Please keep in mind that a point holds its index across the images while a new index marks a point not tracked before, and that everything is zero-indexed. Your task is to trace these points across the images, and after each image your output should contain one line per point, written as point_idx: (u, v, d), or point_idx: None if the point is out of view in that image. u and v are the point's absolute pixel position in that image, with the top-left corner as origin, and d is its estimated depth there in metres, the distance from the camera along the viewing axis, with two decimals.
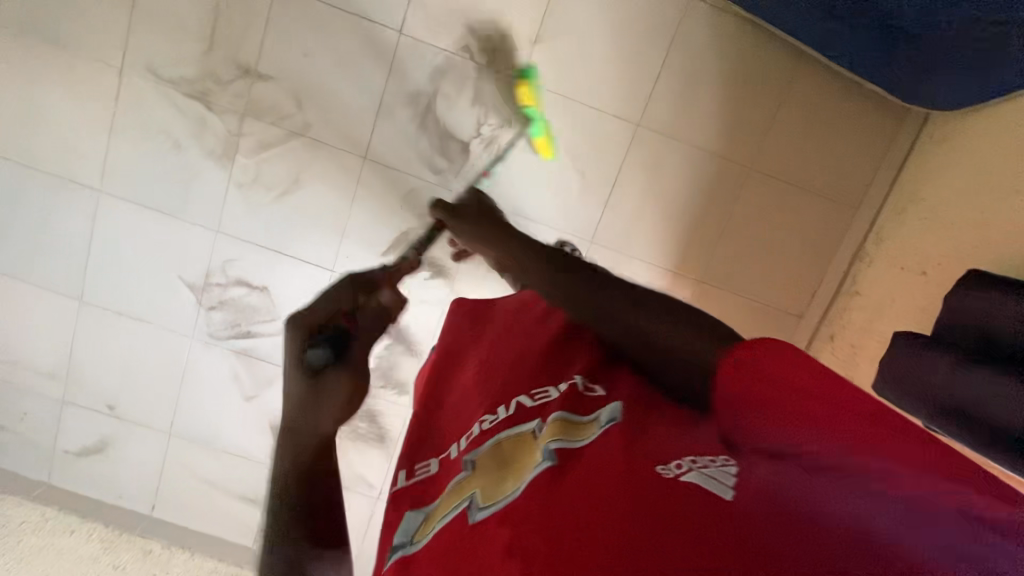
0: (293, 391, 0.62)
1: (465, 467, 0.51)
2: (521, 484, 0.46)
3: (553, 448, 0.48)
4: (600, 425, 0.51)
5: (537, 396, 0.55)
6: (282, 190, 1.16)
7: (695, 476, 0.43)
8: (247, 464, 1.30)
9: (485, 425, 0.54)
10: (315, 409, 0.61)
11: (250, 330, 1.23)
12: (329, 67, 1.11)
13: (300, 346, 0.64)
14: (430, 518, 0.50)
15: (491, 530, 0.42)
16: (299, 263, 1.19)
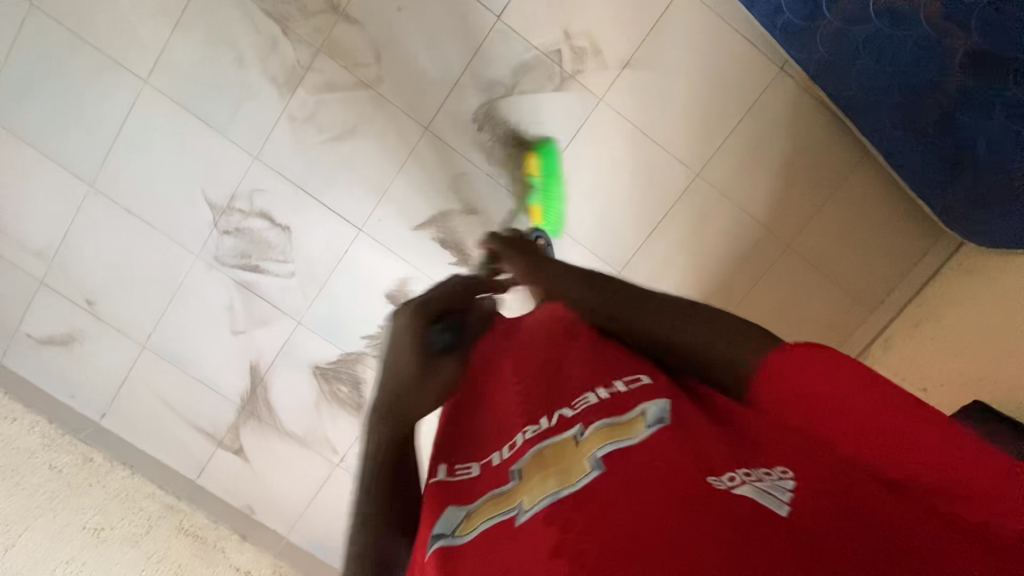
0: (411, 366, 0.68)
1: (511, 477, 0.52)
2: (567, 488, 0.48)
3: (600, 457, 0.49)
4: (647, 423, 0.52)
5: (578, 405, 0.56)
6: (333, 137, 1.13)
7: (749, 489, 0.43)
8: (214, 398, 1.25)
9: (528, 435, 0.55)
10: (420, 388, 0.67)
11: (258, 266, 1.19)
12: (417, 30, 1.08)
13: (422, 329, 0.72)
14: (473, 517, 0.51)
15: (538, 527, 0.45)
16: (329, 212, 1.16)
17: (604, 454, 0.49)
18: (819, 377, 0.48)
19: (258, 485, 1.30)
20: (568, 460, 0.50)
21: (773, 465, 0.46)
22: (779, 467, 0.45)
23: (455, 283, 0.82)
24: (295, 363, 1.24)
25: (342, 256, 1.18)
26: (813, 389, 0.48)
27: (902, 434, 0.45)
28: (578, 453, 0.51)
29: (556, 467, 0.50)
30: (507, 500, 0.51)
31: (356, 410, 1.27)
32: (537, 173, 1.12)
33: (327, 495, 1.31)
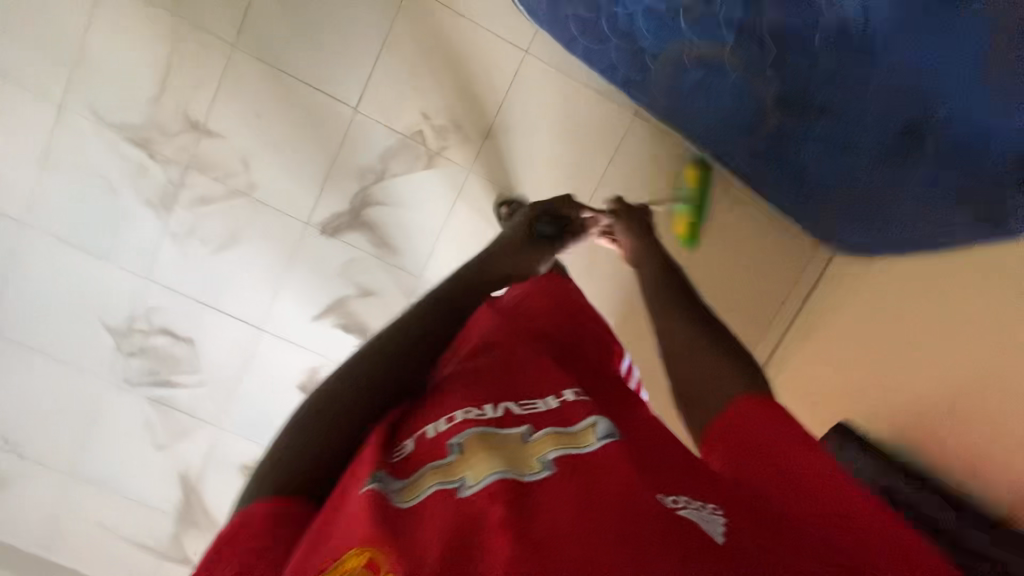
0: (503, 235, 0.85)
1: (451, 449, 0.46)
2: (518, 480, 0.42)
3: (555, 459, 0.45)
4: (598, 436, 0.47)
5: (529, 406, 0.51)
6: (218, 246, 1.15)
7: (691, 513, 0.41)
8: (149, 513, 1.26)
9: (466, 415, 0.49)
10: (498, 258, 0.81)
11: (169, 380, 1.20)
12: (280, 133, 1.11)
13: (532, 216, 0.87)
14: (415, 485, 0.44)
15: (483, 505, 0.40)
16: (226, 317, 1.18)
17: (557, 456, 0.45)
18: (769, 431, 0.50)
19: None
20: (518, 455, 0.45)
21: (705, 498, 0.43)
22: (713, 502, 0.43)
23: (561, 203, 0.90)
24: (223, 466, 1.25)
25: (249, 357, 1.21)
26: (761, 446, 0.49)
27: (825, 501, 0.44)
28: (526, 452, 0.46)
29: (509, 458, 0.45)
30: (447, 473, 0.44)
31: None
32: None
33: None
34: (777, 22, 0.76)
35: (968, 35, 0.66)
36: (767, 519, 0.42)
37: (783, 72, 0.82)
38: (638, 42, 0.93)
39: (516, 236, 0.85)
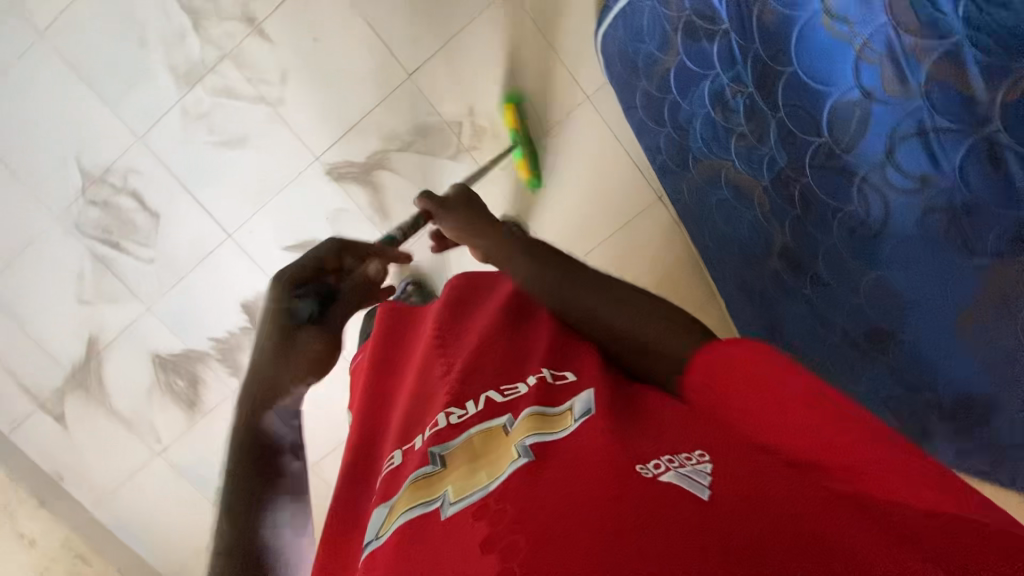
0: (267, 346, 0.74)
1: (431, 460, 0.57)
2: (496, 478, 0.51)
3: (530, 445, 0.53)
4: (574, 417, 0.56)
5: (508, 393, 0.62)
6: (222, 141, 1.13)
7: (672, 476, 0.46)
8: (45, 360, 1.23)
9: (453, 419, 0.60)
10: (282, 361, 0.73)
11: (118, 244, 1.17)
12: (329, 64, 1.10)
13: (286, 298, 0.77)
14: (391, 513, 0.55)
15: (469, 523, 0.47)
16: (201, 209, 1.16)
17: (533, 442, 0.53)
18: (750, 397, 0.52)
19: (72, 453, 1.29)
20: (496, 452, 0.55)
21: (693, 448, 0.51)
22: (697, 451, 0.50)
23: (327, 250, 0.81)
24: (136, 346, 1.23)
25: (206, 256, 1.19)
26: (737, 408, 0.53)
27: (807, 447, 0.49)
28: (505, 443, 0.55)
29: (485, 459, 0.55)
30: (435, 483, 0.54)
31: (188, 405, 1.27)
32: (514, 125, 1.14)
33: (141, 479, 1.31)
34: (811, 189, 0.77)
35: (966, 283, 0.65)
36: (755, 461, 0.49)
37: (800, 232, 0.84)
38: (688, 144, 0.98)
39: (269, 344, 0.74)
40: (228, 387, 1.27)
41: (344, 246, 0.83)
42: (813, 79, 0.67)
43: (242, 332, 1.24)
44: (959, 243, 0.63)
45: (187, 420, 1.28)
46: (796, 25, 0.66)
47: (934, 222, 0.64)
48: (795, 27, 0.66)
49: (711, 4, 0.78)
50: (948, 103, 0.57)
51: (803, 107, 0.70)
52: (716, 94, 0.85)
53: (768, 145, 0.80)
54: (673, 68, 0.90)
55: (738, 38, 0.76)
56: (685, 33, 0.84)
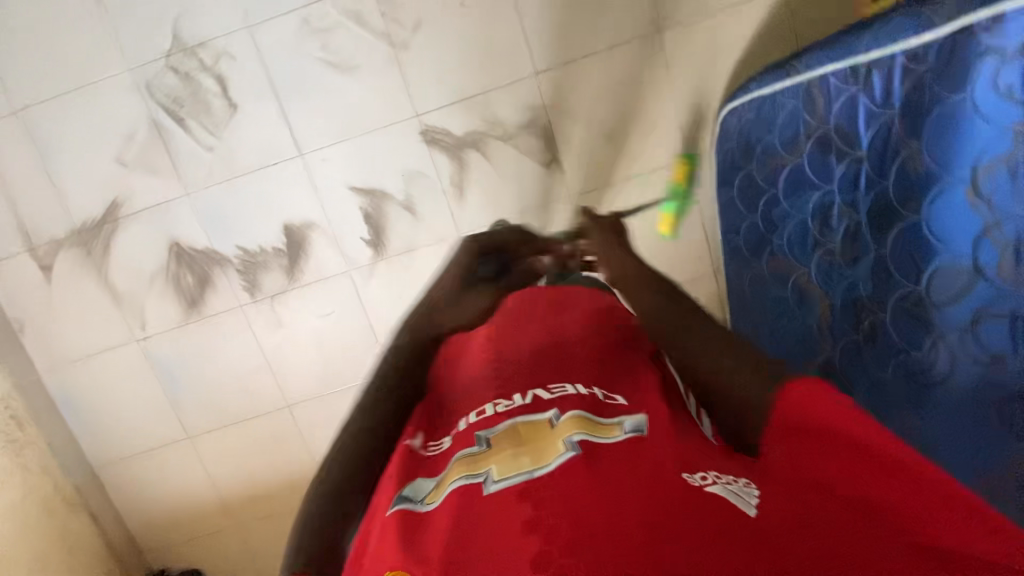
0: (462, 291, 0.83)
1: (478, 441, 0.50)
2: (541, 468, 0.44)
3: (579, 441, 0.46)
4: (623, 430, 0.49)
5: (556, 391, 0.55)
6: (332, 63, 1.10)
7: (719, 489, 0.41)
8: (56, 205, 1.14)
9: (500, 408, 0.54)
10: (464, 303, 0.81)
11: (184, 121, 1.11)
12: (464, 32, 1.09)
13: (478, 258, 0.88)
14: (443, 483, 0.48)
15: (510, 501, 0.42)
16: (281, 118, 1.12)
17: (582, 441, 0.46)
18: (820, 416, 0.44)
19: (43, 307, 1.20)
20: (542, 442, 0.48)
21: (739, 474, 0.44)
22: (746, 478, 0.44)
23: (511, 231, 0.92)
24: (158, 226, 1.17)
25: (267, 166, 1.14)
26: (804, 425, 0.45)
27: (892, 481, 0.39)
28: (551, 435, 0.48)
29: (530, 445, 0.48)
30: (476, 464, 0.47)
31: (187, 303, 1.21)
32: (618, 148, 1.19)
33: (106, 358, 1.23)
34: (883, 324, 0.83)
35: (994, 457, 0.72)
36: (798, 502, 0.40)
37: (851, 356, 0.91)
38: (771, 238, 1.03)
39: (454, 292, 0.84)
40: (236, 300, 1.21)
41: (524, 237, 0.91)
42: (933, 236, 0.74)
43: (273, 252, 1.18)
44: (1002, 421, 0.70)
45: (181, 318, 1.21)
46: (937, 185, 0.72)
47: (988, 396, 0.71)
48: (936, 186, 0.72)
49: (856, 128, 0.83)
50: None
51: (911, 255, 0.77)
52: (822, 208, 0.91)
53: (856, 270, 0.87)
54: (790, 167, 0.96)
55: (871, 169, 0.81)
56: (816, 144, 0.90)
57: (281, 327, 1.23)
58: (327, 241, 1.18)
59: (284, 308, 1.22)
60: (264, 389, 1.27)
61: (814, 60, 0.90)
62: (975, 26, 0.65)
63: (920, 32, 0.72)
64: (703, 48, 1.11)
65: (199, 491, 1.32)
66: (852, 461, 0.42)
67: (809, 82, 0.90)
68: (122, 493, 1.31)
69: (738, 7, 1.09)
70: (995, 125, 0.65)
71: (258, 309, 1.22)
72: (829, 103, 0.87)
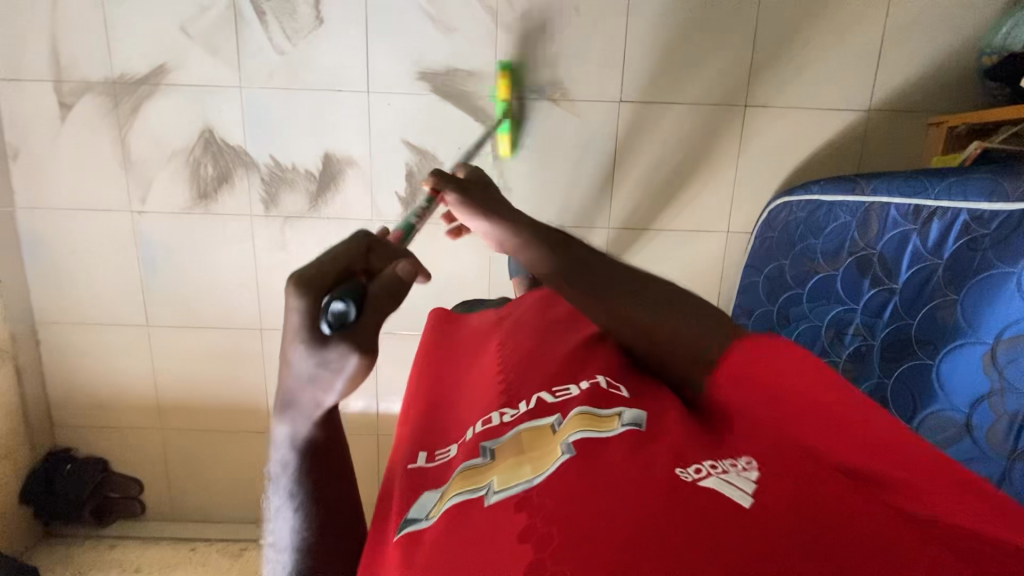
0: (295, 368, 0.37)
1: (481, 453, 0.48)
2: (540, 474, 0.43)
3: (574, 442, 0.44)
4: (622, 422, 0.47)
5: (560, 394, 0.53)
6: (431, 17, 1.08)
7: (713, 482, 0.39)
8: (100, 48, 1.08)
9: (506, 417, 0.52)
10: (316, 386, 0.38)
11: (264, 14, 1.07)
12: (566, 36, 1.10)
13: (307, 310, 0.37)
14: (444, 498, 0.45)
15: (507, 514, 0.39)
16: (361, 49, 1.09)
17: (578, 440, 0.44)
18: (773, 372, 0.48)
19: (45, 143, 1.12)
20: (542, 450, 0.46)
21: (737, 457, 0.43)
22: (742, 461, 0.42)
23: (345, 248, 0.44)
24: (196, 108, 1.11)
25: (329, 89, 1.11)
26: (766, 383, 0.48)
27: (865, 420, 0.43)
28: (552, 443, 0.46)
29: (531, 454, 0.46)
30: (476, 477, 0.45)
31: (198, 194, 1.15)
32: (502, 96, 1.10)
33: (91, 218, 1.16)
34: None
35: None
36: (789, 470, 0.40)
37: None
38: (779, 331, 1.07)
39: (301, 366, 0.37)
40: (248, 209, 1.16)
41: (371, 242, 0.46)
42: (937, 384, 0.78)
43: (304, 175, 1.15)
44: None
45: (185, 207, 1.16)
46: (958, 340, 0.76)
47: None
48: (957, 341, 0.76)
49: (898, 261, 0.88)
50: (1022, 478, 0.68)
51: (911, 392, 0.81)
52: (839, 321, 0.96)
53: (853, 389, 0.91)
54: (822, 274, 1.00)
55: (900, 304, 0.86)
56: (855, 262, 0.95)
57: (285, 250, 1.19)
58: (362, 184, 1.15)
59: (293, 231, 1.18)
60: (242, 303, 1.22)
61: (883, 187, 0.94)
62: None
63: (991, 201, 0.77)
64: (776, 137, 1.15)
65: (137, 383, 1.26)
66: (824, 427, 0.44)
67: (870, 204, 0.95)
68: (59, 358, 1.24)
69: (820, 112, 1.13)
70: None
71: (268, 226, 1.17)
72: (882, 230, 0.92)
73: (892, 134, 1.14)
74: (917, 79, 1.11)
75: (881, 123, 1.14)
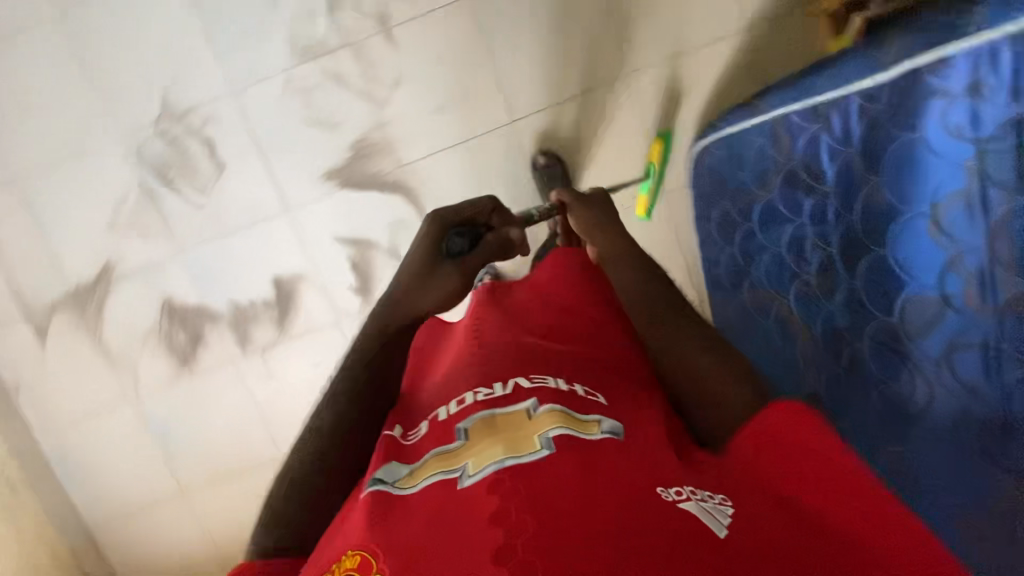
0: (411, 269, 0.77)
1: (457, 435, 0.52)
2: (510, 458, 0.46)
3: (553, 438, 0.47)
4: (600, 429, 0.49)
5: (535, 380, 0.56)
6: (316, 122, 1.14)
7: (692, 506, 0.41)
8: (51, 269, 1.18)
9: (478, 397, 0.55)
10: (419, 291, 0.77)
11: (173, 182, 1.15)
12: (441, 83, 1.13)
13: (438, 238, 0.79)
14: (415, 474, 0.51)
15: (477, 493, 0.43)
16: (268, 177, 1.15)
17: (557, 436, 0.48)
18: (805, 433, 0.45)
19: (38, 370, 1.21)
20: (517, 435, 0.49)
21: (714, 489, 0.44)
22: (720, 495, 0.43)
23: (475, 205, 0.82)
24: (151, 286, 1.19)
25: (255, 221, 1.17)
26: (804, 447, 0.44)
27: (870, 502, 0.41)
28: (528, 427, 0.49)
29: (506, 436, 0.49)
30: (458, 457, 0.49)
31: (181, 359, 1.22)
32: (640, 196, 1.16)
33: (99, 418, 1.24)
34: (863, 356, 0.84)
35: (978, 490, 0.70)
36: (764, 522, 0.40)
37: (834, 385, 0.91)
38: (750, 269, 1.05)
39: (420, 266, 0.77)
40: (228, 354, 1.22)
41: (495, 206, 0.84)
42: (901, 268, 0.75)
43: (264, 306, 1.20)
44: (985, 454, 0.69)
45: (175, 375, 1.22)
46: (901, 218, 0.74)
47: (971, 424, 0.70)
48: (898, 220, 0.74)
49: (820, 162, 0.85)
50: (1016, 330, 0.64)
51: (882, 285, 0.78)
52: (796, 241, 0.93)
53: (834, 301, 0.87)
54: (761, 202, 0.98)
55: (837, 204, 0.84)
56: (785, 179, 0.93)
57: (274, 378, 1.24)
58: (316, 292, 1.20)
59: (274, 358, 1.23)
60: (256, 441, 1.27)
61: (777, 100, 0.93)
62: (921, 68, 0.68)
63: (873, 73, 0.75)
64: (672, 89, 1.15)
65: (194, 548, 1.32)
66: (828, 494, 0.42)
67: (773, 120, 0.93)
68: (120, 552, 1.31)
69: (703, 50, 1.13)
70: (947, 159, 0.67)
71: (251, 363, 1.23)
72: (793, 140, 0.90)
73: (778, 41, 1.13)
74: None
75: (764, 35, 1.13)
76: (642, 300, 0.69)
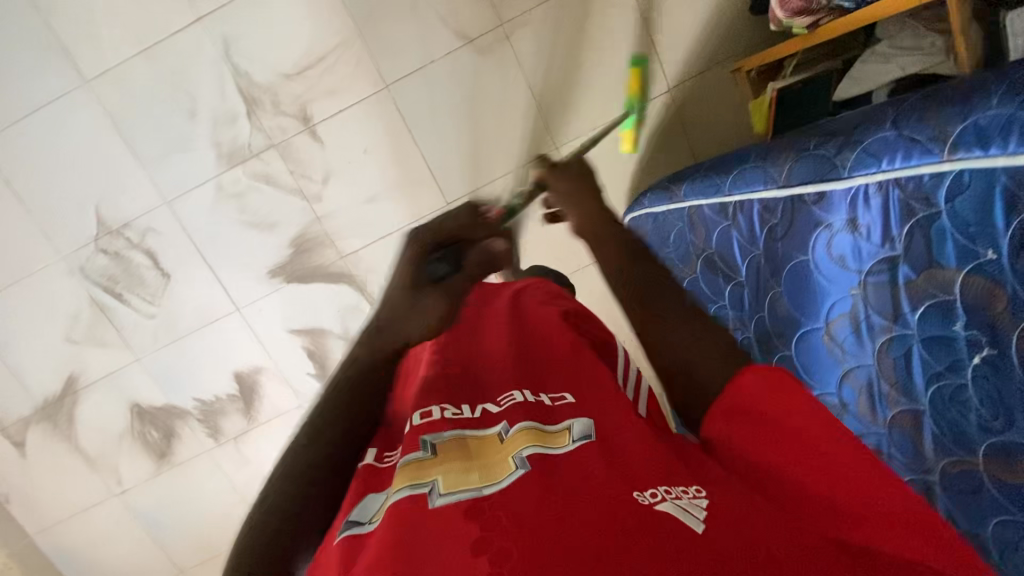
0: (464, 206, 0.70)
1: (422, 447, 0.42)
2: (491, 485, 0.38)
3: (529, 456, 0.41)
4: (572, 438, 0.44)
5: (505, 402, 0.49)
6: (253, 224, 1.15)
7: (670, 508, 0.35)
8: (18, 387, 1.21)
9: (447, 415, 0.46)
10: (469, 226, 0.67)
11: (121, 295, 1.17)
12: (372, 173, 1.14)
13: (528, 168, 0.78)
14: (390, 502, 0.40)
15: (459, 522, 0.35)
16: (214, 280, 1.17)
17: (532, 454, 0.41)
18: (778, 400, 0.44)
19: (23, 478, 1.27)
20: (490, 459, 0.42)
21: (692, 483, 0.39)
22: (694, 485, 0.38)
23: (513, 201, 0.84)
24: (117, 393, 1.23)
25: (208, 323, 1.20)
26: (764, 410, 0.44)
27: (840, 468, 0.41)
28: (501, 450, 0.42)
29: (480, 460, 0.41)
30: (423, 472, 0.40)
31: (157, 455, 1.28)
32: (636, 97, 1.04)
33: (88, 514, 1.31)
34: None
35: None
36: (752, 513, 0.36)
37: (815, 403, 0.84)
38: None
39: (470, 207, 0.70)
40: (201, 446, 1.28)
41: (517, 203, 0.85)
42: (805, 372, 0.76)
43: (228, 399, 1.25)
44: None
45: (153, 470, 1.28)
46: (803, 328, 0.76)
47: None
48: (801, 329, 0.76)
49: (732, 257, 0.87)
50: (903, 447, 0.66)
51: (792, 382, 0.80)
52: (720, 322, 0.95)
53: None
54: (686, 280, 0.99)
55: (750, 300, 0.85)
56: (705, 264, 0.93)
57: (248, 462, 1.30)
58: (277, 381, 1.25)
59: (246, 445, 1.29)
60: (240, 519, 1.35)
61: (693, 190, 0.95)
62: (807, 197, 0.72)
63: (768, 188, 0.79)
64: (601, 156, 1.16)
65: None
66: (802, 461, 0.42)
67: (691, 209, 0.95)
68: None
69: None
70: (832, 283, 0.71)
71: (224, 451, 1.29)
72: (709, 232, 0.91)
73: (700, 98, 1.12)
74: (700, 40, 1.09)
75: (688, 94, 1.12)
76: (636, 278, 0.60)
